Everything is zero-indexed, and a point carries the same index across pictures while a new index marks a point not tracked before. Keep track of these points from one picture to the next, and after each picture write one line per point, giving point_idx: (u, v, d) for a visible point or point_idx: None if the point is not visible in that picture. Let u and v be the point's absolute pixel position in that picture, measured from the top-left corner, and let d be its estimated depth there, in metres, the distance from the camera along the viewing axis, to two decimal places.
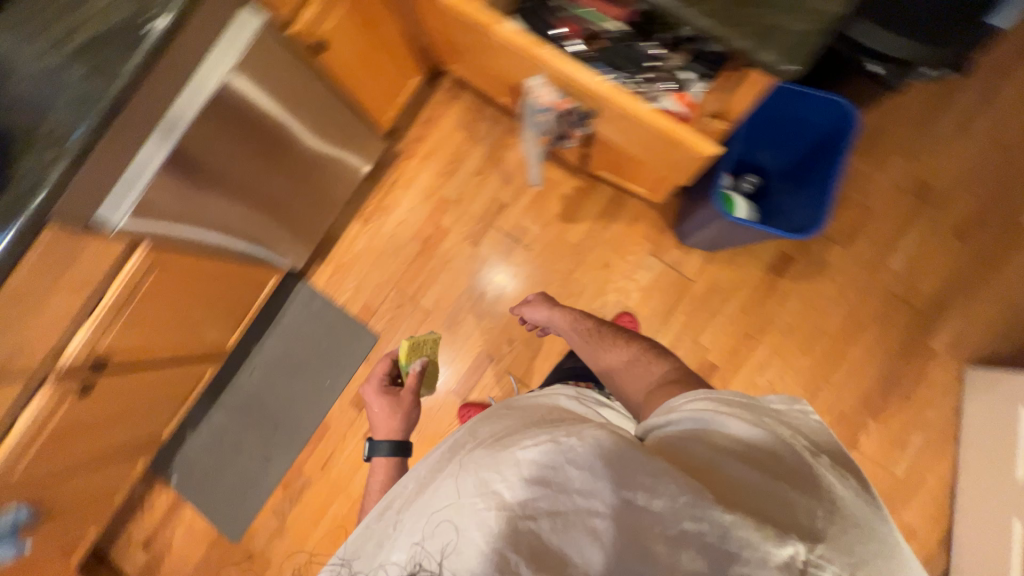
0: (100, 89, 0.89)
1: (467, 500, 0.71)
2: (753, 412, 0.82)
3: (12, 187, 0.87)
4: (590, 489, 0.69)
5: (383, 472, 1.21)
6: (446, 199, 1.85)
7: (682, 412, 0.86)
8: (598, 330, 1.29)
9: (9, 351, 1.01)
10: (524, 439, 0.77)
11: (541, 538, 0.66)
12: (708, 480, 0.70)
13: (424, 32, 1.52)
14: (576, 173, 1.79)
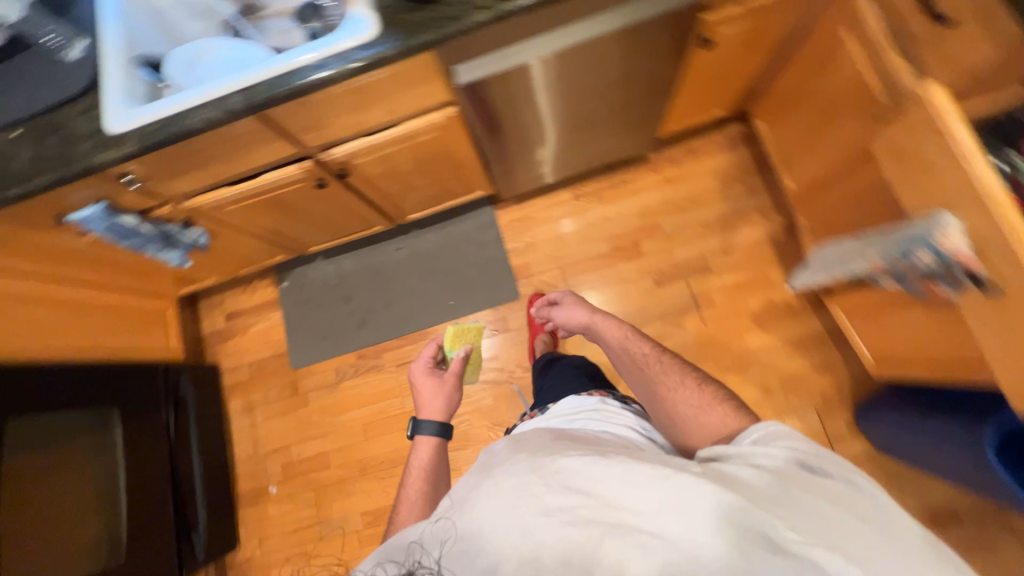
0: None
1: (496, 498, 0.68)
2: (815, 453, 0.67)
3: (436, 8, 0.92)
4: (625, 502, 0.63)
5: (426, 455, 0.99)
6: (660, 227, 1.78)
7: (734, 449, 0.72)
8: (655, 357, 0.99)
9: (314, 122, 1.08)
10: (565, 449, 0.73)
11: (568, 542, 0.62)
12: (771, 513, 0.58)
13: (774, 83, 1.45)
14: (797, 290, 1.65)
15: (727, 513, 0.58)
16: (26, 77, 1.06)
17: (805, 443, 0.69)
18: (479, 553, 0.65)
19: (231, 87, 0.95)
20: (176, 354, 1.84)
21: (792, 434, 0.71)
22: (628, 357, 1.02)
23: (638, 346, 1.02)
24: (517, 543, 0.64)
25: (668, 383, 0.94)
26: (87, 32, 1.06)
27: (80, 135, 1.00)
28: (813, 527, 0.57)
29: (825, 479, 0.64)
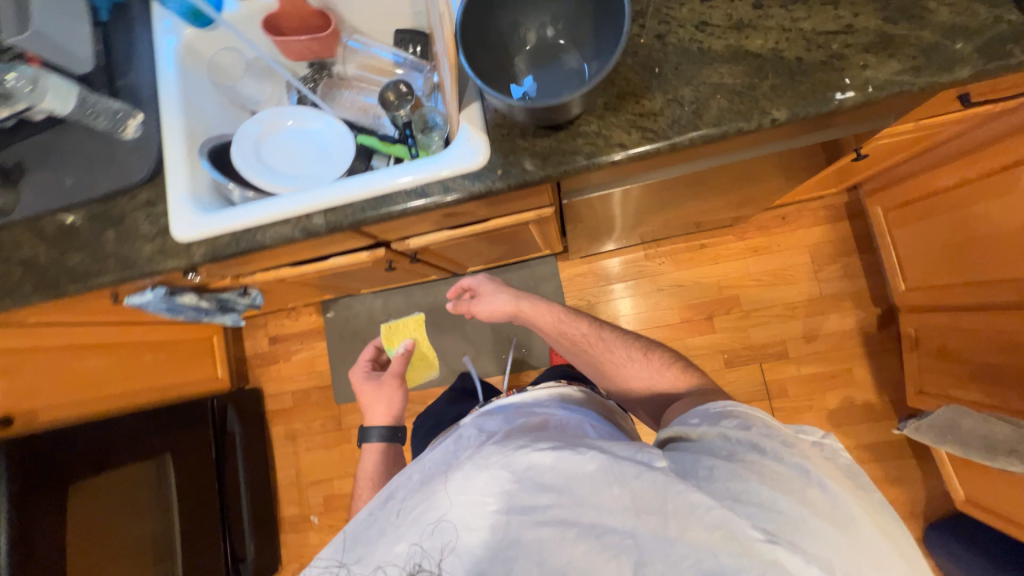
0: (718, 112, 0.71)
1: (463, 497, 0.63)
2: (775, 430, 0.64)
3: (562, 140, 0.76)
4: (593, 501, 0.61)
5: (373, 464, 1.05)
6: (737, 301, 1.64)
7: (692, 430, 0.69)
8: (592, 330, 1.07)
9: (394, 227, 0.94)
10: (531, 437, 0.68)
11: (533, 539, 0.60)
12: (729, 506, 0.56)
13: (915, 179, 1.23)
14: (882, 391, 1.52)
15: (685, 508, 0.57)
16: (80, 153, 0.93)
17: (764, 418, 0.66)
18: (447, 553, 0.61)
19: (310, 202, 0.83)
20: (223, 382, 1.84)
21: (751, 410, 0.68)
22: (567, 336, 1.09)
23: (575, 324, 1.08)
24: (485, 541, 0.61)
25: (604, 349, 1.03)
26: (143, 102, 0.91)
27: (142, 234, 0.90)
28: (772, 522, 0.55)
29: (784, 461, 0.59)
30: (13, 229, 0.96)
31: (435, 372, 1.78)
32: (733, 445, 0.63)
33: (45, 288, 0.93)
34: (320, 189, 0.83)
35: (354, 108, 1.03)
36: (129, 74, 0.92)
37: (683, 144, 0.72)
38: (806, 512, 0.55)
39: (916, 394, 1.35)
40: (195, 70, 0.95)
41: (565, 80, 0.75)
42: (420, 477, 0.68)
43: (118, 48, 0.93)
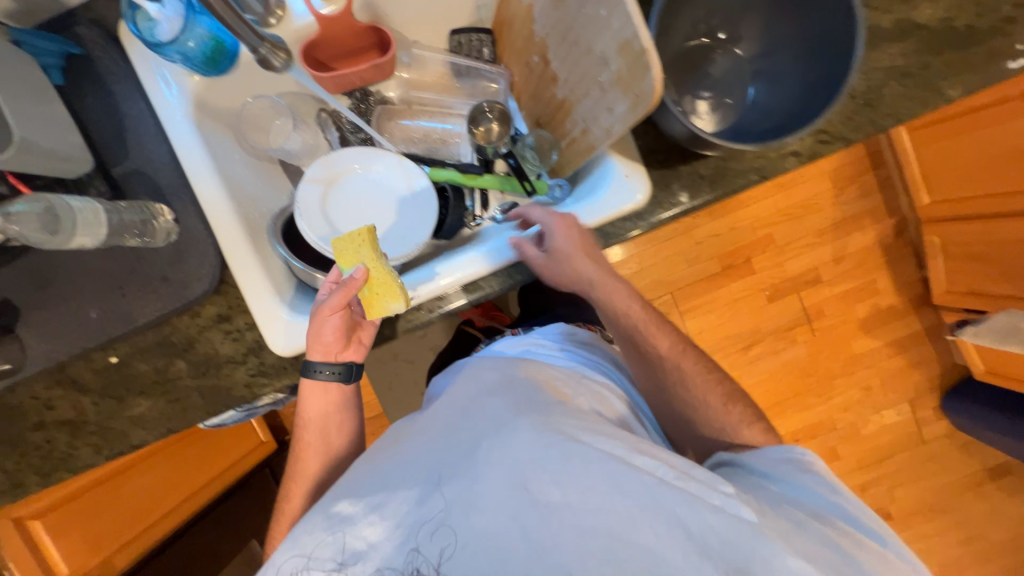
0: (892, 101, 0.66)
1: (490, 491, 0.51)
2: (864, 510, 0.56)
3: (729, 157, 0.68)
4: (643, 516, 0.49)
5: (322, 404, 0.72)
6: (771, 239, 1.68)
7: (773, 473, 0.61)
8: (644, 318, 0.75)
9: None
10: (582, 429, 0.55)
11: (559, 546, 0.48)
12: (821, 563, 0.48)
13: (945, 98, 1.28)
14: (902, 293, 1.70)
15: (764, 558, 0.47)
16: (93, 272, 0.71)
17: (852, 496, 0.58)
18: (447, 549, 0.50)
19: (440, 283, 0.71)
20: (270, 445, 1.45)
21: (839, 483, 0.59)
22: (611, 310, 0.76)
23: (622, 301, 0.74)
24: (495, 543, 0.49)
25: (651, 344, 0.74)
26: (165, 191, 0.69)
27: (225, 357, 0.73)
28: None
29: (874, 541, 0.53)
30: (29, 385, 0.74)
31: (406, 301, 0.63)
32: (820, 514, 0.55)
33: (112, 445, 0.75)
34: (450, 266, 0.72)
35: (423, 139, 0.86)
36: (129, 156, 0.69)
37: (858, 140, 0.67)
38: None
39: (945, 293, 1.53)
40: (215, 131, 0.72)
41: (730, 86, 0.67)
42: (443, 447, 0.57)
43: (99, 120, 0.68)
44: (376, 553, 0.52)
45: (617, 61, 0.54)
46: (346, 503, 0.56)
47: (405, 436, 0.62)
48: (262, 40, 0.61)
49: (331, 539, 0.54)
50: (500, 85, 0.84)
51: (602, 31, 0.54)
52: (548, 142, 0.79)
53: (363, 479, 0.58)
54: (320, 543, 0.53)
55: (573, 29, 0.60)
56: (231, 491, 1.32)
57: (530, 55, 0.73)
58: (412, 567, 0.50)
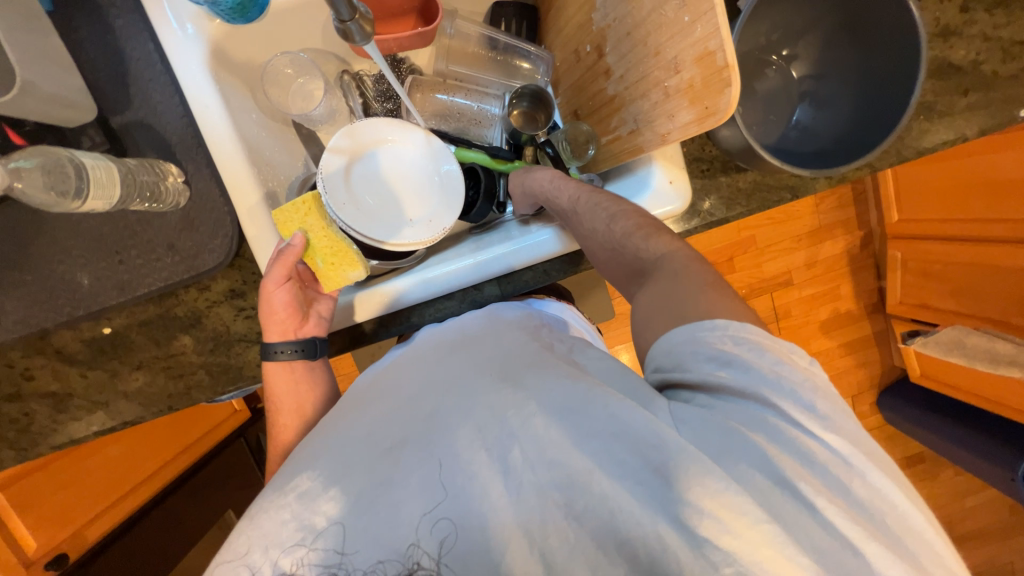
0: (916, 134, 0.69)
1: (444, 454, 0.45)
2: (809, 387, 0.42)
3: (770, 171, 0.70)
4: (602, 465, 0.41)
5: (289, 381, 0.65)
6: (753, 241, 1.73)
7: (705, 376, 0.43)
8: (583, 203, 0.61)
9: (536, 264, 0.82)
10: (530, 374, 0.48)
11: (519, 505, 0.42)
12: (765, 500, 0.38)
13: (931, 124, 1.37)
14: (860, 300, 1.83)
15: (705, 501, 0.37)
16: (85, 233, 0.63)
17: (792, 363, 0.43)
18: (397, 524, 0.43)
19: (415, 288, 0.68)
20: (245, 412, 1.35)
21: (768, 351, 0.43)
22: (558, 213, 0.64)
23: (566, 191, 0.62)
24: (454, 504, 0.43)
25: (590, 235, 0.60)
26: (175, 149, 0.62)
27: (237, 336, 0.69)
28: (811, 534, 0.37)
29: (820, 441, 0.40)
30: (2, 352, 0.66)
31: (364, 267, 0.67)
32: (764, 418, 0.41)
33: (104, 420, 0.69)
34: (430, 276, 0.68)
35: (455, 118, 0.82)
36: (131, 105, 0.61)
37: (882, 169, 0.70)
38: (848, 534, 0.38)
39: (898, 303, 1.70)
40: (232, 85, 0.65)
41: (776, 103, 0.70)
42: (396, 414, 0.50)
43: (95, 60, 0.60)
44: (328, 537, 0.44)
45: (690, 71, 0.53)
46: (306, 477, 0.47)
47: (354, 407, 0.54)
48: (352, 12, 0.41)
49: (286, 519, 0.44)
50: (540, 69, 0.80)
51: (678, 37, 0.53)
52: (584, 135, 0.76)
53: (311, 452, 0.50)
54: (278, 529, 0.44)
55: (643, 28, 0.57)
56: (209, 455, 1.21)
57: (582, 43, 0.70)
58: (413, 563, 0.42)
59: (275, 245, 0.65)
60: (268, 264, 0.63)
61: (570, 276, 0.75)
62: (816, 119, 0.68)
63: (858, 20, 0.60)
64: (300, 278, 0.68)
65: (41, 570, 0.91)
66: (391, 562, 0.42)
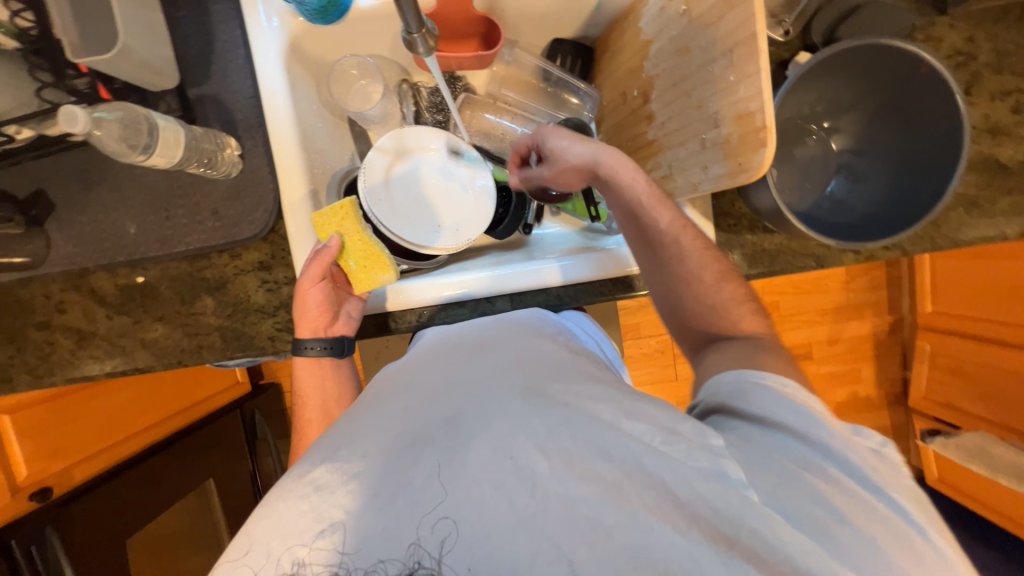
0: (955, 225, 0.68)
1: (465, 456, 0.45)
2: (843, 435, 0.45)
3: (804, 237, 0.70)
4: (631, 480, 0.43)
5: (318, 377, 0.69)
6: (777, 307, 1.66)
7: (757, 411, 0.48)
8: (686, 237, 0.62)
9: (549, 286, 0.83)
10: (563, 389, 0.50)
11: (546, 516, 0.42)
12: (808, 530, 0.40)
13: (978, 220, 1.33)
14: (881, 387, 1.74)
15: (750, 522, 0.41)
16: (141, 186, 0.68)
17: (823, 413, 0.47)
18: (405, 521, 0.43)
19: (444, 294, 0.70)
20: (245, 387, 1.48)
21: (803, 396, 0.48)
22: (647, 234, 0.62)
23: (664, 215, 0.61)
24: (471, 509, 0.42)
25: (694, 282, 0.62)
26: (238, 125, 0.68)
27: (256, 306, 0.72)
28: (856, 560, 0.39)
29: (861, 481, 0.43)
30: (43, 282, 0.71)
31: (396, 271, 0.68)
32: (802, 451, 0.45)
33: (116, 362, 0.73)
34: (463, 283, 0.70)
35: (498, 138, 0.87)
36: (209, 81, 0.67)
37: (915, 253, 0.69)
38: (894, 565, 0.39)
39: (920, 398, 1.63)
40: (301, 77, 0.70)
41: (812, 172, 0.71)
42: (417, 414, 0.51)
43: (187, 37, 0.66)
44: (343, 531, 0.43)
45: (728, 127, 0.55)
46: (321, 469, 0.46)
47: (368, 406, 0.55)
48: (418, 24, 0.45)
49: (304, 511, 0.44)
50: (586, 105, 0.84)
51: (721, 94, 0.55)
52: None
53: (325, 446, 0.50)
54: (296, 520, 0.44)
55: (689, 81, 0.60)
56: (203, 421, 1.25)
57: (630, 86, 0.73)
58: (414, 563, 0.41)
59: (314, 246, 0.68)
60: (305, 263, 0.66)
61: (584, 305, 0.76)
62: (850, 193, 0.68)
63: (903, 104, 0.61)
64: (334, 276, 0.71)
65: (24, 500, 0.89)
66: (392, 563, 0.41)
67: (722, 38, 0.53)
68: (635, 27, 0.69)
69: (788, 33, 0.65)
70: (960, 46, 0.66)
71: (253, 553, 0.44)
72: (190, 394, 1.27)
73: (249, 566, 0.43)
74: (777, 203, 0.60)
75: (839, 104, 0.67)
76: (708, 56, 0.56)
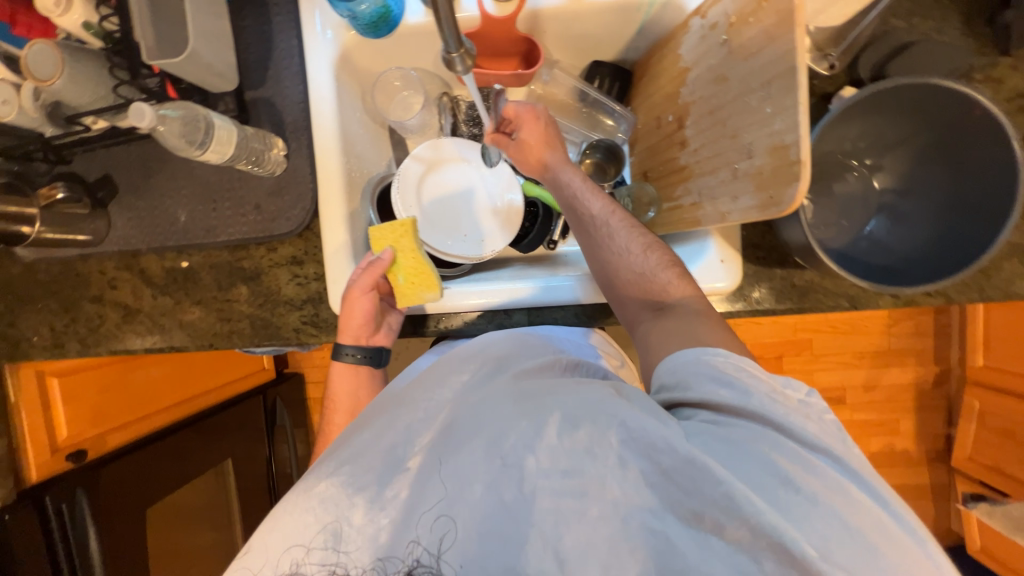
0: (1007, 276, 0.64)
1: (458, 460, 0.47)
2: (800, 411, 0.45)
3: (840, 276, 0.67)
4: (613, 474, 0.42)
5: (352, 384, 0.73)
6: (809, 345, 1.58)
7: (706, 393, 0.46)
8: (616, 217, 0.64)
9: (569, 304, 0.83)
10: (549, 385, 0.50)
11: (534, 511, 0.44)
12: (783, 513, 0.39)
13: None
14: (921, 442, 1.62)
15: (718, 497, 0.39)
16: (194, 179, 0.74)
17: (785, 394, 0.46)
18: (405, 522, 0.46)
19: (464, 301, 0.71)
20: (269, 373, 1.56)
21: (749, 370, 0.47)
22: (579, 218, 0.66)
23: (597, 202, 0.65)
24: (466, 514, 0.45)
25: (622, 255, 0.62)
26: (287, 128, 0.72)
27: (285, 298, 0.75)
28: (826, 538, 0.38)
29: (827, 459, 0.42)
30: (100, 259, 0.77)
31: (440, 290, 0.69)
32: (742, 427, 0.44)
33: (155, 339, 0.78)
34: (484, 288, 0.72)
35: None
36: (264, 85, 0.71)
37: (961, 302, 0.65)
38: (854, 527, 0.39)
39: (965, 459, 1.51)
40: (348, 86, 0.74)
41: (851, 209, 0.68)
42: (416, 429, 0.51)
43: (249, 44, 0.71)
44: (346, 536, 0.46)
45: (762, 158, 0.54)
46: (326, 482, 0.48)
47: (368, 417, 0.55)
48: (459, 45, 0.46)
49: (309, 523, 0.46)
50: (620, 126, 0.85)
51: (757, 125, 0.54)
52: (648, 197, 0.78)
53: (331, 454, 0.51)
54: (300, 530, 0.46)
55: (726, 110, 0.59)
56: (225, 405, 1.31)
57: (666, 112, 0.73)
58: (412, 561, 0.45)
59: (368, 257, 0.71)
60: (357, 273, 0.69)
61: (602, 325, 0.75)
62: (890, 234, 0.65)
63: (952, 146, 0.58)
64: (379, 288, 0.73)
65: (61, 460, 0.95)
66: (392, 560, 0.45)
67: (760, 70, 0.53)
68: (674, 53, 0.70)
69: (833, 66, 0.63)
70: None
71: (256, 556, 0.46)
72: (218, 376, 1.32)
73: (250, 568, 0.46)
74: (810, 239, 0.58)
75: (884, 142, 0.64)
76: (746, 86, 0.56)
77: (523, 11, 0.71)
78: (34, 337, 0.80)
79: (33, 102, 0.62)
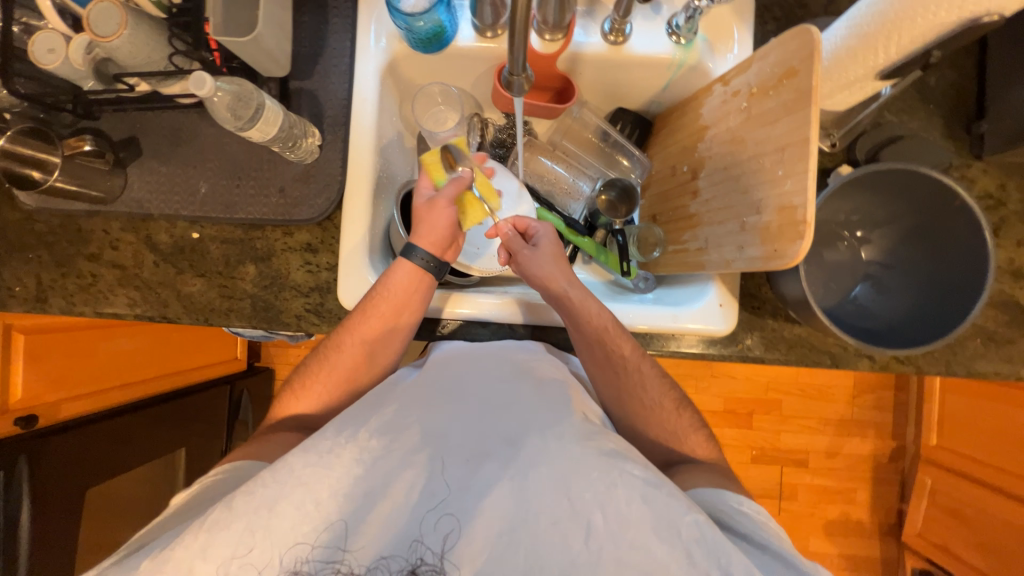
0: (970, 355, 0.70)
1: (525, 483, 0.52)
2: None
3: (829, 337, 0.72)
4: (678, 564, 0.45)
5: (407, 282, 0.68)
6: (778, 406, 1.64)
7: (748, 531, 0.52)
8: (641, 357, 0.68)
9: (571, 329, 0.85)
10: (615, 446, 0.55)
11: (596, 567, 0.47)
12: None
13: None
14: (875, 514, 1.67)
15: None
16: (222, 154, 0.74)
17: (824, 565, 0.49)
18: (424, 532, 0.50)
19: (468, 312, 0.73)
20: (240, 364, 1.50)
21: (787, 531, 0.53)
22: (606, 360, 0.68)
23: (625, 346, 0.68)
24: (512, 551, 0.49)
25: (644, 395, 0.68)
26: (325, 120, 0.74)
27: (293, 284, 0.75)
28: None
29: None
30: (106, 219, 0.76)
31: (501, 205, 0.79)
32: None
33: (148, 306, 0.76)
34: (490, 302, 0.73)
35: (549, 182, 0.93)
36: (311, 78, 0.74)
37: (928, 374, 0.71)
38: None
39: (914, 534, 1.57)
40: (389, 91, 0.77)
41: (837, 273, 0.74)
42: (469, 435, 0.57)
43: (303, 38, 0.74)
44: (361, 534, 0.49)
45: (770, 215, 0.59)
46: (373, 440, 0.54)
47: (424, 403, 0.60)
48: (523, 70, 0.54)
49: (355, 476, 0.51)
50: (636, 170, 0.90)
51: (768, 185, 0.60)
52: (655, 239, 0.84)
53: (381, 430, 0.55)
54: (346, 488, 0.50)
55: (739, 167, 0.65)
56: (187, 389, 1.25)
57: (681, 162, 0.79)
58: (415, 559, 0.49)
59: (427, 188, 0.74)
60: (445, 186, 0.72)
61: None
62: (874, 301, 0.72)
63: (932, 229, 0.65)
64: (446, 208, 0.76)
65: (8, 422, 0.88)
66: (394, 560, 0.49)
67: (775, 137, 0.58)
68: (696, 112, 0.76)
69: (833, 145, 0.70)
70: (992, 190, 0.71)
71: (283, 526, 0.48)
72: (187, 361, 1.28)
73: (253, 565, 0.47)
74: (805, 295, 0.63)
75: (873, 216, 0.71)
76: (760, 150, 0.61)
77: (567, 52, 0.76)
78: (16, 287, 0.76)
79: (84, 54, 0.63)
